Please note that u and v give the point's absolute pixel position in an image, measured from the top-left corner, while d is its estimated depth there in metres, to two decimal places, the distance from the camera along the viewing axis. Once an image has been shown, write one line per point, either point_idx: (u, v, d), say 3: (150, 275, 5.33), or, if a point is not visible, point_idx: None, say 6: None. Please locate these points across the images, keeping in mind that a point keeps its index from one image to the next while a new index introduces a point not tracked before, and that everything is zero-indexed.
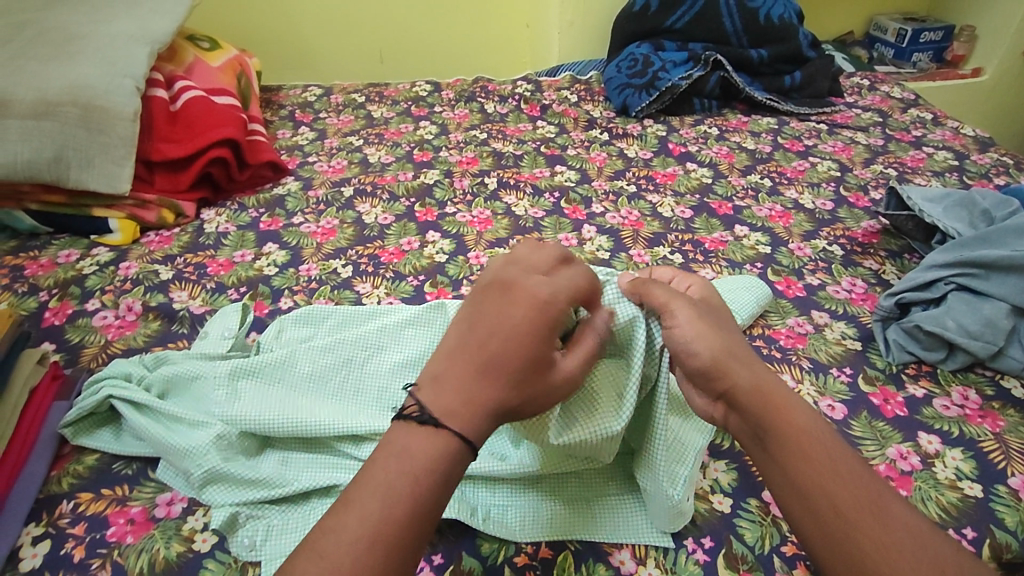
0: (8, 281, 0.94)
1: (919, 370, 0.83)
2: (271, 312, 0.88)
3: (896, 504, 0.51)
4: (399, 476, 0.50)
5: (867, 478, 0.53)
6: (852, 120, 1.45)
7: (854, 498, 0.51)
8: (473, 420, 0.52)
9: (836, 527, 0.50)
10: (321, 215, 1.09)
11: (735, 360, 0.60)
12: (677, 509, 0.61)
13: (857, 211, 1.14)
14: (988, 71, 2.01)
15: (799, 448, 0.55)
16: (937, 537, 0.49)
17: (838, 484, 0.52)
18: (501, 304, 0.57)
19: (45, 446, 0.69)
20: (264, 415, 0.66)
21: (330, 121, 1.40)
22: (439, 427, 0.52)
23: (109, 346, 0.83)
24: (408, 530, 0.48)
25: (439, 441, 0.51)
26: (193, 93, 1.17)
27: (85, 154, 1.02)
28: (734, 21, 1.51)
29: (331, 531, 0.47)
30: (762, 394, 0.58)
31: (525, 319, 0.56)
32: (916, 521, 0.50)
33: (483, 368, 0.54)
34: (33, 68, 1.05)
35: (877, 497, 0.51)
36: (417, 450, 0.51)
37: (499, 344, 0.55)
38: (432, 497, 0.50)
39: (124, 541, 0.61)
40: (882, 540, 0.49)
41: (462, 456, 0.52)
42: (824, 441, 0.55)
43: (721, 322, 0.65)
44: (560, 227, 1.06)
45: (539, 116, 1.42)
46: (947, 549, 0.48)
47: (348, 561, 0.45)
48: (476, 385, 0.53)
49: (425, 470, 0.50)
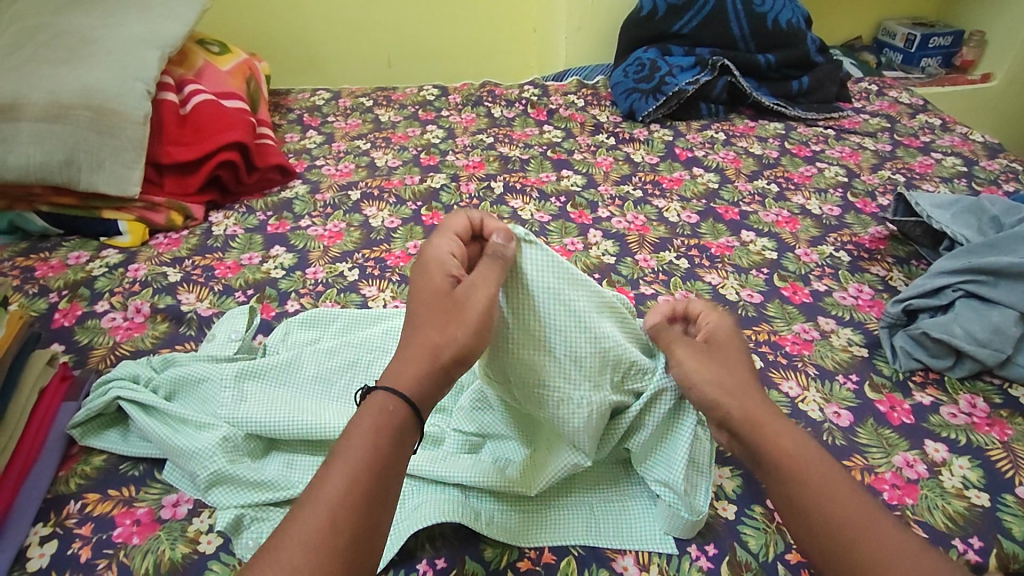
0: (19, 282, 0.95)
1: (927, 377, 0.83)
2: (277, 314, 0.89)
3: (890, 523, 0.51)
4: (341, 442, 0.50)
5: (862, 495, 0.53)
6: (860, 125, 1.45)
7: (849, 516, 0.51)
8: (401, 369, 0.54)
9: (831, 543, 0.50)
10: (328, 219, 1.09)
11: (733, 392, 0.59)
12: (698, 518, 0.61)
13: (864, 217, 1.13)
14: (998, 76, 2.00)
15: (793, 464, 0.55)
16: (931, 552, 0.50)
17: (831, 501, 0.52)
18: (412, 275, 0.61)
19: (53, 447, 0.69)
20: (271, 418, 0.66)
21: (338, 125, 1.40)
22: (372, 390, 0.53)
23: (118, 348, 0.84)
24: (350, 486, 0.47)
25: (373, 403, 0.52)
26: (203, 97, 1.18)
27: (96, 157, 1.03)
28: (742, 26, 1.51)
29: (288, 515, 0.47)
30: (755, 419, 0.57)
31: (427, 275, 0.59)
32: (909, 537, 0.50)
33: (407, 328, 0.57)
34: (47, 72, 1.06)
35: (871, 513, 0.52)
36: (358, 416, 0.52)
37: (413, 303, 0.58)
38: (366, 449, 0.49)
39: (130, 542, 0.62)
40: (876, 556, 0.49)
41: (394, 408, 0.52)
42: (817, 459, 0.55)
43: (732, 351, 0.63)
44: (566, 232, 1.07)
45: (546, 120, 1.43)
46: (941, 564, 0.49)
47: (298, 531, 0.45)
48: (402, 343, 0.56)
49: (362, 430, 0.50)
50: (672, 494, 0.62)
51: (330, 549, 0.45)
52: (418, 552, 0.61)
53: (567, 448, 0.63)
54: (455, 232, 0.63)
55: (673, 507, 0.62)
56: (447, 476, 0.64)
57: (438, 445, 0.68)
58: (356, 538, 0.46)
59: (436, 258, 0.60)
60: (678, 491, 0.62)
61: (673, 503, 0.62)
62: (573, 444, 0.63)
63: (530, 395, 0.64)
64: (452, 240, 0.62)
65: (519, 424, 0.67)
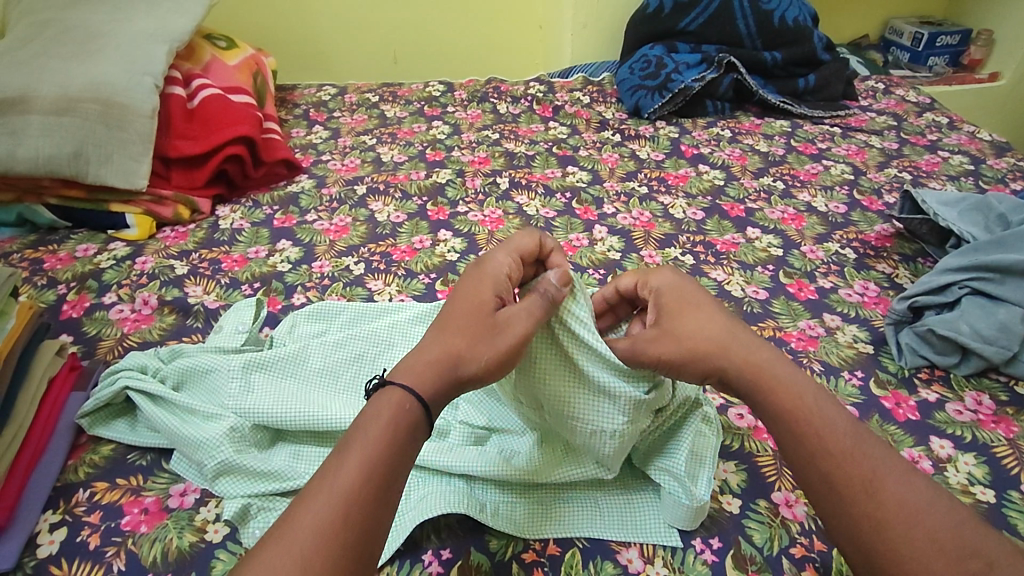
0: (28, 274, 0.95)
1: (932, 374, 0.83)
2: (283, 307, 0.89)
3: (894, 477, 0.50)
4: (355, 434, 0.50)
5: (866, 449, 0.52)
6: (866, 123, 1.44)
7: (846, 474, 0.50)
8: (421, 369, 0.54)
9: (831, 503, 0.50)
10: (334, 213, 1.10)
11: (714, 353, 0.58)
12: (699, 506, 0.61)
13: (870, 215, 1.13)
14: (1006, 75, 1.99)
15: (789, 420, 0.54)
16: (936, 506, 0.48)
17: (830, 458, 0.52)
18: (460, 277, 0.62)
19: (63, 436, 0.70)
20: (277, 409, 0.67)
21: (343, 120, 1.41)
22: (388, 385, 0.53)
23: (125, 339, 0.84)
24: (363, 483, 0.47)
25: (388, 399, 0.52)
26: (210, 91, 1.18)
27: (104, 150, 1.03)
28: (748, 23, 1.51)
29: (296, 503, 0.47)
30: (754, 376, 0.57)
31: (476, 285, 0.60)
32: (911, 492, 0.49)
33: (438, 329, 0.57)
34: (56, 66, 1.07)
35: (874, 469, 0.50)
36: (372, 411, 0.52)
37: (451, 306, 0.59)
38: (382, 447, 0.49)
39: (138, 530, 0.62)
40: (873, 515, 0.48)
41: (408, 405, 0.52)
42: (819, 414, 0.54)
43: (688, 297, 0.63)
44: (572, 228, 1.07)
45: (551, 117, 1.43)
46: (945, 520, 0.47)
47: (308, 522, 0.45)
48: (427, 340, 0.57)
49: (378, 426, 0.50)
50: (674, 483, 0.63)
51: (339, 544, 0.45)
52: (423, 542, 0.62)
53: (590, 462, 0.64)
54: (519, 251, 0.64)
55: (674, 496, 0.62)
56: (452, 468, 0.64)
57: (444, 438, 0.68)
58: (368, 533, 0.46)
59: (490, 268, 0.61)
60: (680, 480, 0.62)
61: (675, 491, 0.62)
62: (598, 460, 0.64)
63: (560, 419, 0.63)
64: (513, 257, 0.63)
65: (538, 429, 0.67)
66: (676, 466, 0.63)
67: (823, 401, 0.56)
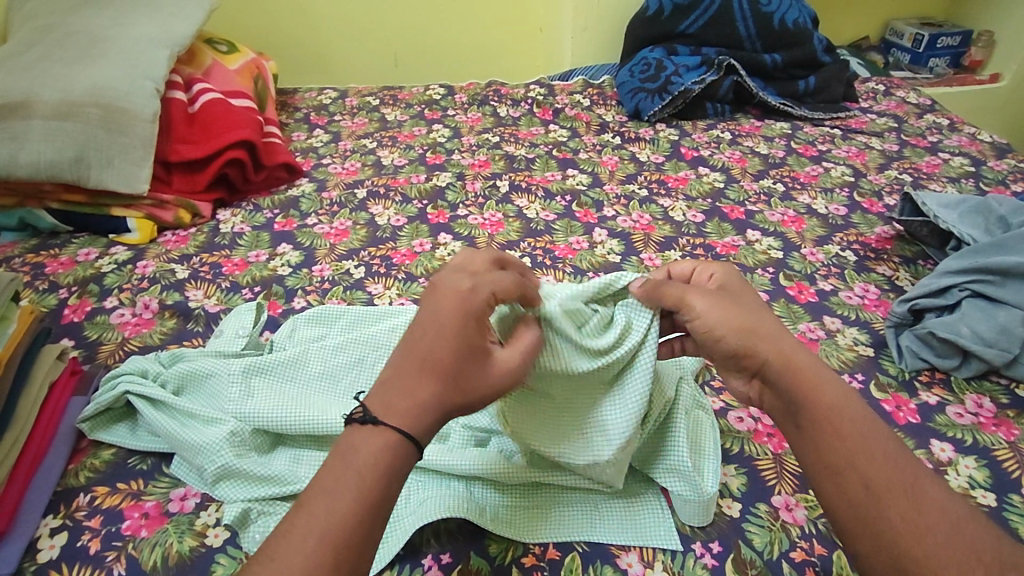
0: (29, 278, 0.95)
1: (933, 377, 0.83)
2: (284, 311, 0.89)
3: (932, 486, 0.49)
4: (346, 471, 0.48)
5: (906, 457, 0.51)
6: (867, 125, 1.44)
7: (888, 478, 0.49)
8: (415, 413, 0.51)
9: (867, 503, 0.49)
10: (334, 217, 1.10)
11: (760, 338, 0.58)
12: (707, 499, 0.62)
13: (871, 217, 1.13)
14: (1006, 77, 1.99)
15: (828, 421, 0.53)
16: (973, 519, 0.48)
17: (870, 463, 0.50)
18: (433, 305, 0.55)
19: (63, 440, 0.70)
20: (277, 413, 0.67)
21: (344, 123, 1.41)
22: (380, 425, 0.50)
23: (126, 343, 0.84)
24: (354, 525, 0.46)
25: (379, 437, 0.50)
26: (211, 95, 1.19)
27: (105, 154, 1.04)
28: (748, 26, 1.51)
29: (284, 534, 0.46)
30: (793, 368, 0.56)
31: (462, 321, 0.54)
32: (951, 503, 0.49)
33: (423, 370, 0.52)
34: (59, 69, 1.07)
35: (914, 475, 0.50)
36: (361, 445, 0.50)
37: (432, 342, 0.53)
38: (379, 491, 0.48)
39: (138, 535, 0.62)
40: (913, 521, 0.47)
41: (408, 451, 0.50)
42: (857, 418, 0.53)
43: (748, 294, 0.63)
44: (571, 230, 1.07)
45: (551, 120, 1.43)
46: (981, 532, 0.47)
47: (297, 559, 0.44)
48: (410, 377, 0.52)
49: (374, 468, 0.49)
50: (680, 482, 0.63)
51: None
52: (423, 547, 0.62)
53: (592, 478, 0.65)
54: (498, 287, 0.57)
55: (684, 497, 0.63)
56: (452, 471, 0.65)
57: (444, 441, 0.68)
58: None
59: (473, 303, 0.55)
60: (686, 479, 0.63)
61: (683, 491, 0.63)
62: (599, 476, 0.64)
63: (558, 435, 0.63)
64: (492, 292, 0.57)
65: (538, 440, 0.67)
66: (677, 466, 0.64)
67: (862, 407, 0.55)
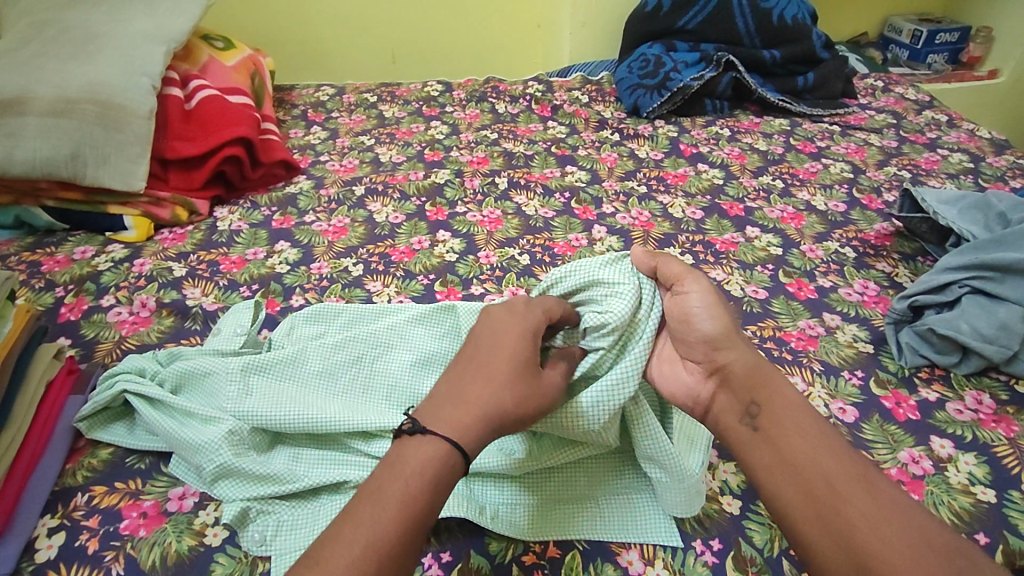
0: (25, 276, 0.95)
1: (932, 374, 0.83)
2: (282, 309, 0.89)
3: (886, 482, 0.52)
4: (392, 482, 0.50)
5: (860, 458, 0.54)
6: (866, 121, 1.44)
7: (845, 472, 0.52)
8: (467, 422, 0.54)
9: (824, 497, 0.51)
10: (332, 214, 1.09)
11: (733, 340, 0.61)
12: (690, 486, 0.62)
13: (870, 214, 1.13)
14: (1004, 73, 1.99)
15: (792, 425, 0.56)
16: (926, 512, 0.50)
17: (827, 460, 0.53)
18: (490, 321, 0.62)
19: (61, 438, 0.70)
20: (276, 412, 0.66)
21: (342, 121, 1.40)
22: (428, 435, 0.53)
23: (123, 341, 0.84)
24: (398, 534, 0.47)
25: (428, 448, 0.52)
26: (207, 92, 1.18)
27: (102, 151, 1.03)
28: (748, 21, 1.50)
29: (327, 540, 0.47)
30: (756, 373, 0.60)
31: (514, 333, 0.60)
32: (905, 497, 0.51)
33: (480, 377, 0.57)
34: (55, 66, 1.07)
35: (868, 471, 0.53)
36: (409, 456, 0.52)
37: (488, 349, 0.60)
38: (423, 500, 0.49)
39: (136, 535, 0.62)
40: (870, 514, 0.50)
41: (453, 463, 0.52)
42: (815, 420, 0.57)
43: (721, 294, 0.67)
44: (570, 228, 1.06)
45: (550, 116, 1.43)
46: (932, 522, 0.50)
47: (340, 565, 0.45)
48: (467, 388, 0.57)
49: (420, 481, 0.50)
50: (661, 470, 0.62)
51: None
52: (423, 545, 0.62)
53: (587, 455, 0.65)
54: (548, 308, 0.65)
55: (665, 484, 0.62)
56: None
57: None
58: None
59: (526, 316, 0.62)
60: (666, 467, 0.62)
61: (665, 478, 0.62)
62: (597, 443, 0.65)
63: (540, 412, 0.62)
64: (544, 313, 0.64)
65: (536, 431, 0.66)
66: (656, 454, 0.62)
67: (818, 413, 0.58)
